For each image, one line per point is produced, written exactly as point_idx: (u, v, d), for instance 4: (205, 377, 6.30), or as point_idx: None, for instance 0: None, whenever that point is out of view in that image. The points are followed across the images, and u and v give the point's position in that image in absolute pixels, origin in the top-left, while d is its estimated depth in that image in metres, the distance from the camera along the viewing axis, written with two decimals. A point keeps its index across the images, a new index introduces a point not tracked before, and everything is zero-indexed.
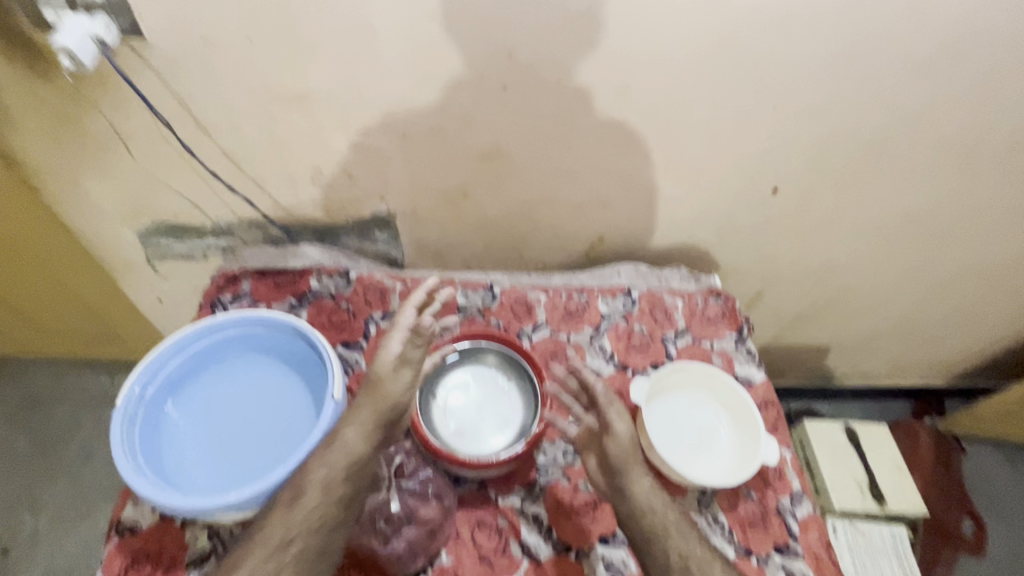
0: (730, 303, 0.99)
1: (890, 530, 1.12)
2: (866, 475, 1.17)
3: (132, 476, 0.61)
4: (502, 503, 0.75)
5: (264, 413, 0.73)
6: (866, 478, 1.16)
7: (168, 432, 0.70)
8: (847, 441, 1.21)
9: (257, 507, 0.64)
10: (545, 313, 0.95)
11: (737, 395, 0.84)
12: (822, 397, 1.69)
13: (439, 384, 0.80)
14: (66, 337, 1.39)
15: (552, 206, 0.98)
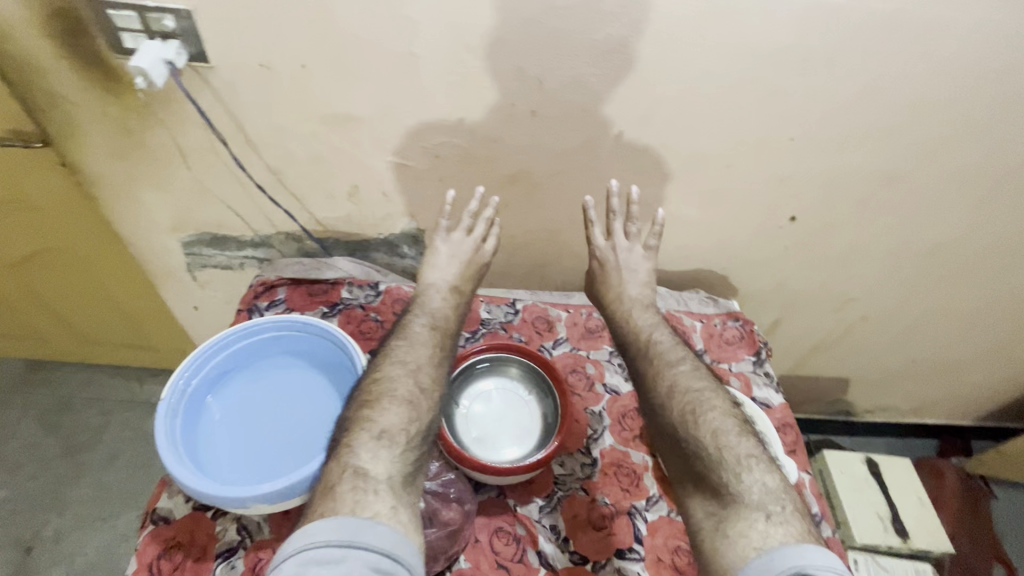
0: (747, 327, 1.01)
1: (914, 566, 1.09)
2: (888, 508, 1.14)
3: (174, 464, 0.64)
4: (521, 511, 0.76)
5: (296, 413, 0.76)
6: (888, 512, 1.14)
7: (206, 427, 0.74)
8: (868, 473, 1.19)
9: (289, 502, 0.66)
10: (566, 330, 0.98)
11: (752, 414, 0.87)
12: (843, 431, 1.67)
13: (462, 392, 0.83)
14: (102, 342, 1.45)
15: (575, 228, 1.02)
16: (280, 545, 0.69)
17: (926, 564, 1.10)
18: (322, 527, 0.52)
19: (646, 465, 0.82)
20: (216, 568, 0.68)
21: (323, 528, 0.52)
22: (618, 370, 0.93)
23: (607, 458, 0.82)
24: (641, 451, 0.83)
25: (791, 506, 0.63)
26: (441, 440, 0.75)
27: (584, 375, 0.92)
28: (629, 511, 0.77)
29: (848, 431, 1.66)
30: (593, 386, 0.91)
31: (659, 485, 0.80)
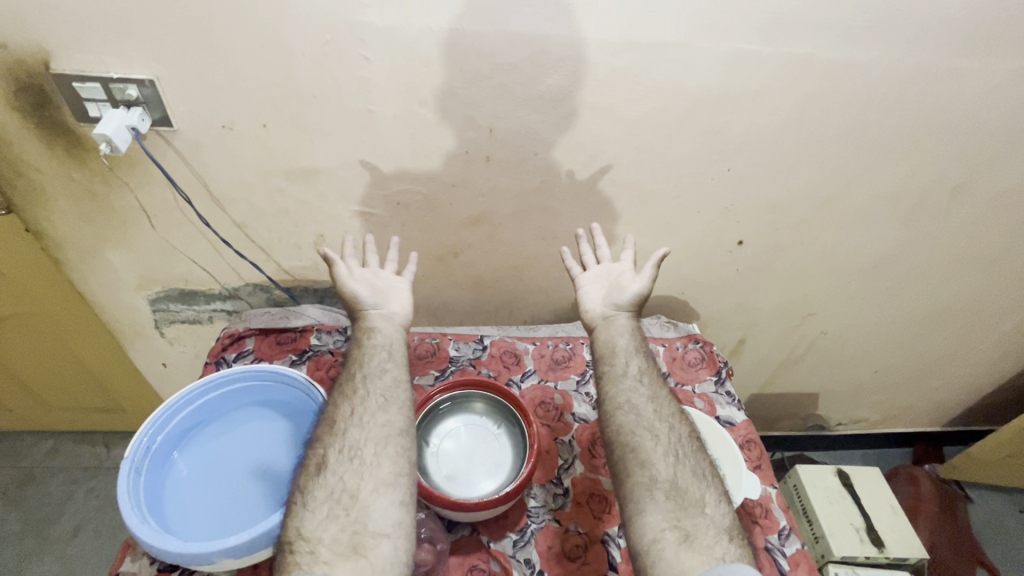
0: (708, 348, 1.05)
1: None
2: (863, 519, 1.16)
3: (137, 523, 0.64)
4: (494, 547, 0.76)
5: (263, 462, 0.76)
6: (864, 523, 1.16)
7: (171, 483, 0.73)
8: (841, 485, 1.22)
9: (256, 553, 0.65)
10: (533, 362, 1.00)
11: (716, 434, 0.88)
12: (819, 446, 1.70)
13: (432, 431, 0.84)
14: (68, 407, 1.41)
15: (537, 264, 1.06)
16: None
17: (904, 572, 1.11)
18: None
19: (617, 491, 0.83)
20: None
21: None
22: (585, 399, 0.95)
23: (578, 487, 0.83)
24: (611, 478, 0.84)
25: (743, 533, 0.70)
26: None
27: (552, 406, 0.94)
28: (602, 538, 0.78)
29: (824, 445, 1.70)
30: (562, 416, 0.92)
31: None
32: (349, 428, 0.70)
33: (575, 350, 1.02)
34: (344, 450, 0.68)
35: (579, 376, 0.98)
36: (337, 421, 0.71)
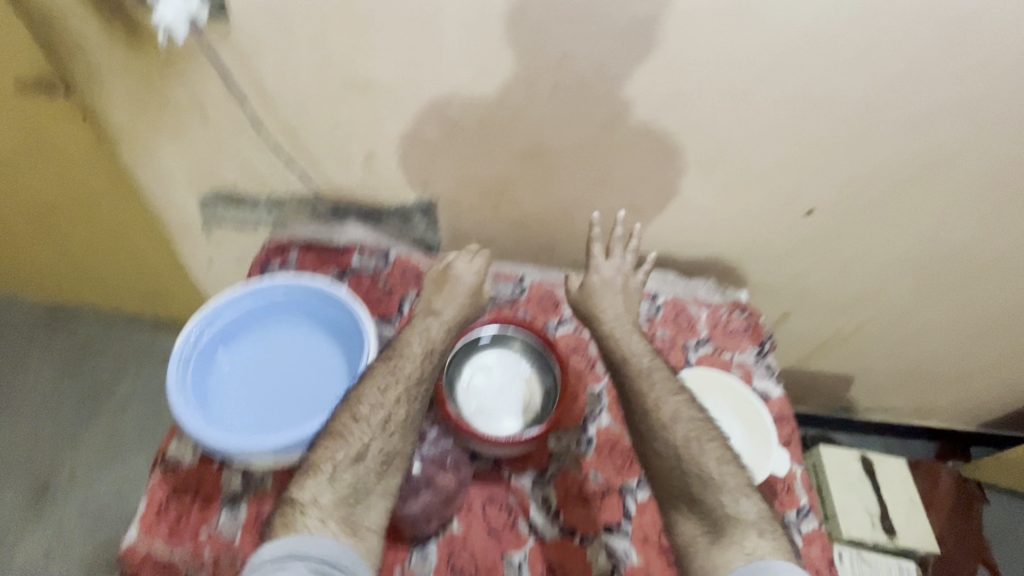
0: (753, 318, 1.00)
1: (900, 563, 1.11)
2: (878, 506, 1.16)
3: (184, 413, 0.67)
4: (514, 482, 0.78)
5: (302, 371, 0.78)
6: (878, 510, 1.15)
7: (216, 378, 0.76)
8: (863, 473, 1.19)
9: (292, 455, 0.68)
10: (571, 310, 0.98)
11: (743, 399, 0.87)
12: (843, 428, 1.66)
13: (463, 364, 0.85)
14: (120, 293, 1.48)
15: (587, 209, 1.01)
16: (281, 498, 0.71)
17: (911, 562, 1.11)
18: (331, 541, 0.59)
19: None
20: (220, 515, 0.70)
21: (331, 546, 0.59)
22: None
23: (601, 437, 0.83)
24: None
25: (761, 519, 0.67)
26: (441, 409, 0.77)
27: (585, 356, 0.92)
28: (620, 489, 0.79)
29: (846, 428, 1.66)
30: (594, 366, 0.91)
31: None
32: (396, 430, 0.68)
33: None
34: (384, 449, 0.67)
35: None
36: (385, 412, 0.68)
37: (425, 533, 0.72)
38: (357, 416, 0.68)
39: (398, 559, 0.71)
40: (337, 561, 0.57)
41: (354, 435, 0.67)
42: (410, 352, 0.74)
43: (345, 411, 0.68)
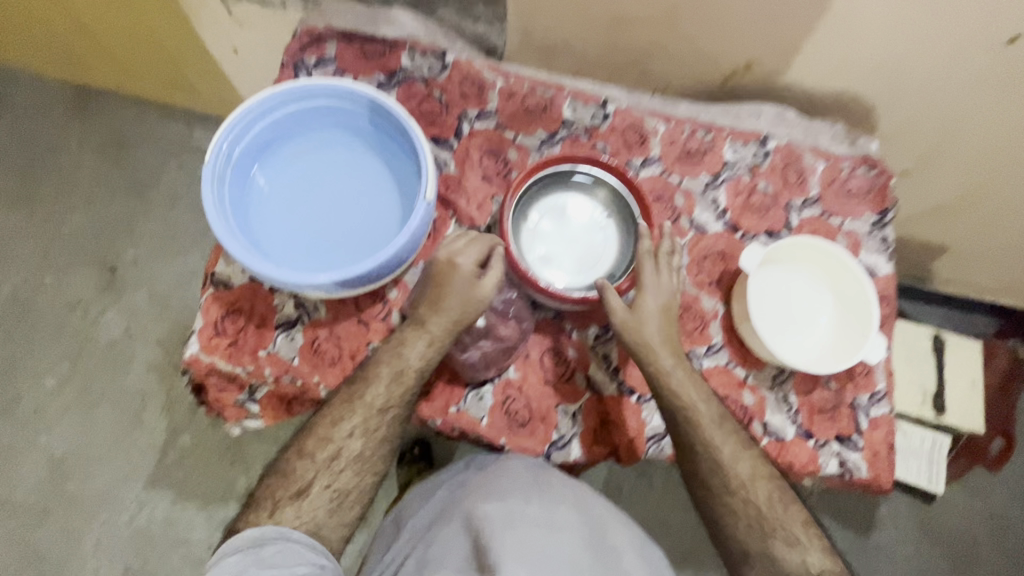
0: (881, 180, 0.82)
1: (934, 437, 1.12)
2: (935, 385, 1.11)
3: (227, 237, 0.60)
4: (576, 336, 0.74)
5: (348, 200, 0.69)
6: (934, 389, 1.11)
7: (255, 197, 0.68)
8: (930, 350, 1.13)
9: (345, 291, 0.63)
10: (660, 149, 0.82)
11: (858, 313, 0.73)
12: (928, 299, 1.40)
13: (531, 204, 0.73)
14: (143, 77, 1.32)
15: (700, 15, 0.73)
16: (337, 328, 0.70)
17: (947, 437, 1.11)
18: (257, 529, 0.58)
19: (716, 314, 0.76)
20: (277, 337, 0.69)
21: (257, 532, 0.59)
22: (710, 208, 0.81)
23: None
24: (714, 299, 0.77)
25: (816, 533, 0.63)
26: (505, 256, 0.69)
27: (669, 207, 0.81)
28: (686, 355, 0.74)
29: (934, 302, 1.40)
30: (677, 220, 0.80)
31: (723, 335, 0.76)
32: (346, 467, 0.62)
33: (715, 145, 0.82)
34: (331, 485, 0.62)
35: (710, 178, 0.82)
36: (336, 447, 0.62)
37: (481, 378, 0.70)
38: (304, 451, 0.63)
39: (452, 397, 0.70)
40: (267, 539, 0.58)
41: (299, 470, 0.62)
42: (383, 372, 0.63)
43: (293, 446, 0.64)
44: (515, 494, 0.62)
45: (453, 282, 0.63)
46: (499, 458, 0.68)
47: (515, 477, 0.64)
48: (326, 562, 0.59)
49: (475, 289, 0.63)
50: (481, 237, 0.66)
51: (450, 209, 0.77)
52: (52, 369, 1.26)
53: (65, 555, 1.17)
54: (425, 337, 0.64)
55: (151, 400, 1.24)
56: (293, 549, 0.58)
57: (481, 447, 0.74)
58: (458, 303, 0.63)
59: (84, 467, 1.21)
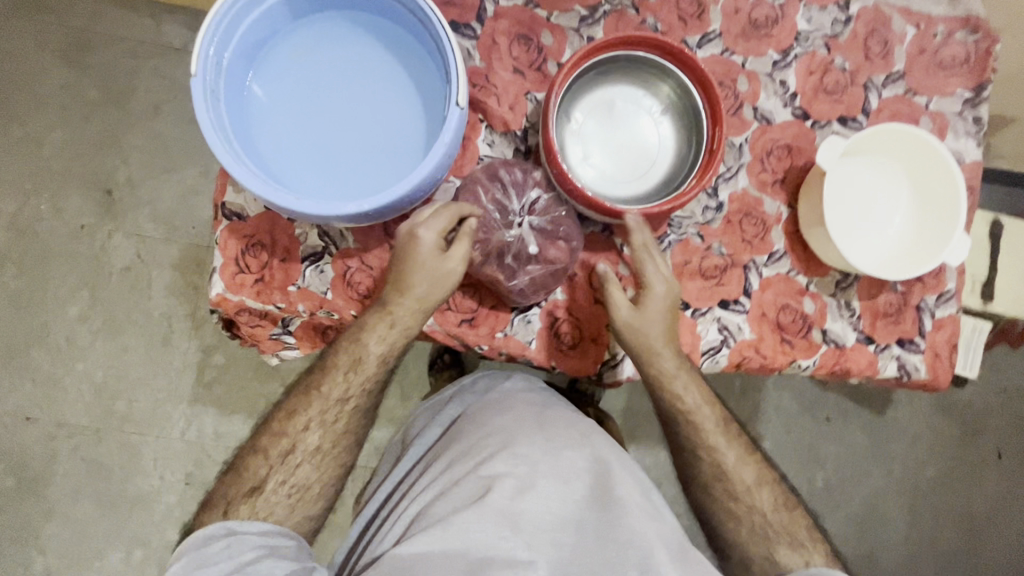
0: (983, 46, 0.71)
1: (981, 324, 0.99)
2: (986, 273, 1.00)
3: (234, 164, 0.52)
4: (626, 252, 0.68)
5: (363, 108, 0.60)
6: (983, 277, 1.00)
7: (256, 112, 0.59)
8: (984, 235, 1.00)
9: (375, 217, 0.56)
10: (720, 21, 0.69)
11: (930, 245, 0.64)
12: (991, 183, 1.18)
13: (575, 102, 0.64)
14: None
15: None
16: (368, 257, 0.65)
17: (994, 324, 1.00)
18: (206, 530, 0.58)
19: (779, 218, 0.69)
20: (305, 270, 0.64)
21: (205, 533, 0.58)
22: (778, 92, 0.70)
23: (735, 205, 0.69)
24: (777, 201, 0.69)
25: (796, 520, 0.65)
26: (553, 167, 0.60)
27: (732, 93, 0.69)
28: (745, 265, 0.69)
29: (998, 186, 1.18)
30: (739, 110, 0.69)
31: (786, 241, 0.69)
32: (303, 460, 0.64)
33: (787, 13, 0.70)
34: (287, 480, 0.63)
35: (779, 56, 0.70)
36: (291, 443, 0.63)
37: (527, 304, 0.66)
38: (260, 448, 0.64)
39: (497, 323, 0.67)
40: (215, 537, 0.58)
41: (254, 467, 0.63)
42: (341, 362, 0.63)
43: (249, 445, 0.65)
44: (522, 434, 0.62)
45: (416, 257, 0.59)
46: (500, 385, 0.73)
47: (520, 417, 0.66)
48: (282, 543, 0.60)
49: (443, 261, 0.59)
50: (447, 203, 0.60)
51: (479, 112, 0.66)
52: (71, 297, 1.21)
53: (128, 467, 1.18)
54: (388, 320, 0.61)
55: (178, 323, 1.21)
56: (245, 539, 0.58)
57: (489, 369, 0.79)
58: (427, 282, 0.59)
59: (127, 388, 1.19)
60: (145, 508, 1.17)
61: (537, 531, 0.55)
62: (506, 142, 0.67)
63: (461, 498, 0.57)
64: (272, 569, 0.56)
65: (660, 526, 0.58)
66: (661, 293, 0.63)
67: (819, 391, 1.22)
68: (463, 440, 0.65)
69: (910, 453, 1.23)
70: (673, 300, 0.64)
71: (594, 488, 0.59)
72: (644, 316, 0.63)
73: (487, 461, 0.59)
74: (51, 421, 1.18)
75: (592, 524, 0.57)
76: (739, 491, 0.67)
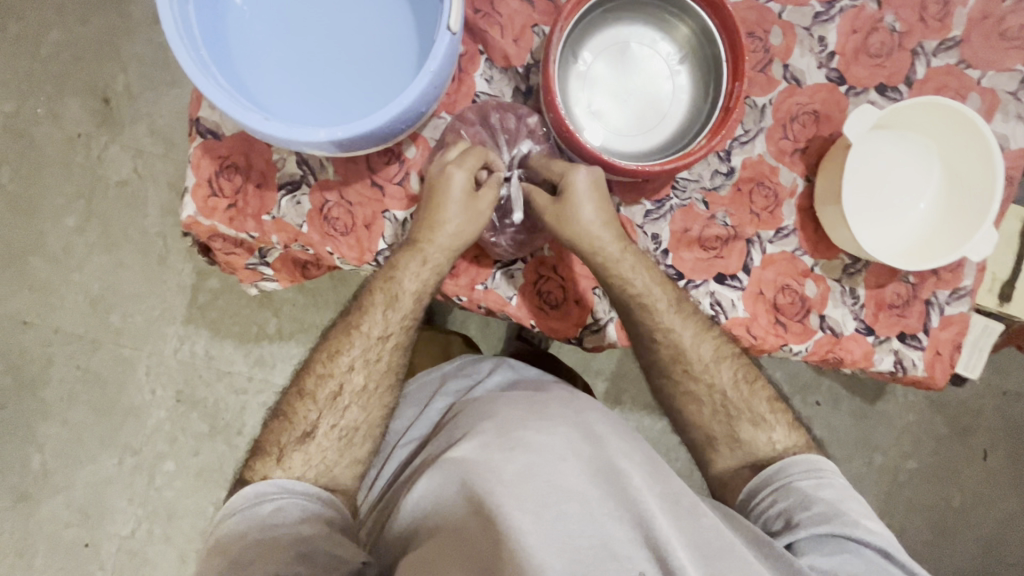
0: None
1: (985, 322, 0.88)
2: (1010, 271, 0.87)
3: (199, 75, 0.47)
4: (623, 213, 0.64)
5: (348, 25, 0.54)
6: (1006, 276, 0.87)
7: (230, 20, 0.54)
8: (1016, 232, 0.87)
9: (352, 149, 0.51)
10: None
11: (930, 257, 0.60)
12: None
13: (585, 41, 0.59)
14: None
15: None
16: (348, 192, 0.61)
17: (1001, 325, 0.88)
18: (256, 486, 0.55)
19: (794, 191, 0.64)
20: (280, 200, 0.61)
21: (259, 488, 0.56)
22: (814, 50, 0.63)
23: (747, 172, 0.64)
24: (794, 172, 0.64)
25: (811, 460, 0.59)
26: (550, 110, 0.55)
27: (762, 46, 0.62)
28: (749, 238, 0.64)
29: None
30: (768, 66, 0.63)
31: (796, 218, 0.64)
32: (351, 402, 0.61)
33: None
34: (338, 424, 0.60)
35: (822, 7, 0.62)
36: (337, 382, 0.61)
37: (509, 259, 0.63)
38: (305, 391, 0.62)
39: (478, 275, 0.64)
40: (266, 496, 0.55)
41: (302, 412, 0.61)
42: (377, 298, 0.61)
43: (292, 387, 0.62)
44: (515, 418, 0.58)
45: (443, 189, 0.57)
46: (482, 382, 0.70)
47: (512, 403, 0.61)
48: (331, 512, 0.57)
49: (475, 203, 0.58)
50: (477, 144, 0.59)
51: (479, 43, 0.61)
52: (67, 206, 1.19)
53: (122, 379, 1.19)
54: (420, 257, 0.59)
55: (173, 242, 1.20)
56: (296, 503, 0.55)
57: (472, 356, 0.78)
58: (460, 214, 0.58)
59: (122, 302, 1.19)
60: (136, 420, 1.19)
61: (540, 517, 0.50)
62: (506, 80, 0.61)
63: (460, 495, 0.53)
64: (325, 542, 0.52)
65: (663, 493, 0.54)
66: (583, 179, 0.56)
67: (813, 374, 1.19)
68: (452, 430, 0.62)
69: (897, 445, 1.21)
70: (598, 185, 0.57)
71: (593, 459, 0.55)
72: (569, 206, 0.57)
73: (481, 450, 0.55)
74: (48, 327, 1.19)
75: (597, 500, 0.51)
76: (699, 370, 0.63)
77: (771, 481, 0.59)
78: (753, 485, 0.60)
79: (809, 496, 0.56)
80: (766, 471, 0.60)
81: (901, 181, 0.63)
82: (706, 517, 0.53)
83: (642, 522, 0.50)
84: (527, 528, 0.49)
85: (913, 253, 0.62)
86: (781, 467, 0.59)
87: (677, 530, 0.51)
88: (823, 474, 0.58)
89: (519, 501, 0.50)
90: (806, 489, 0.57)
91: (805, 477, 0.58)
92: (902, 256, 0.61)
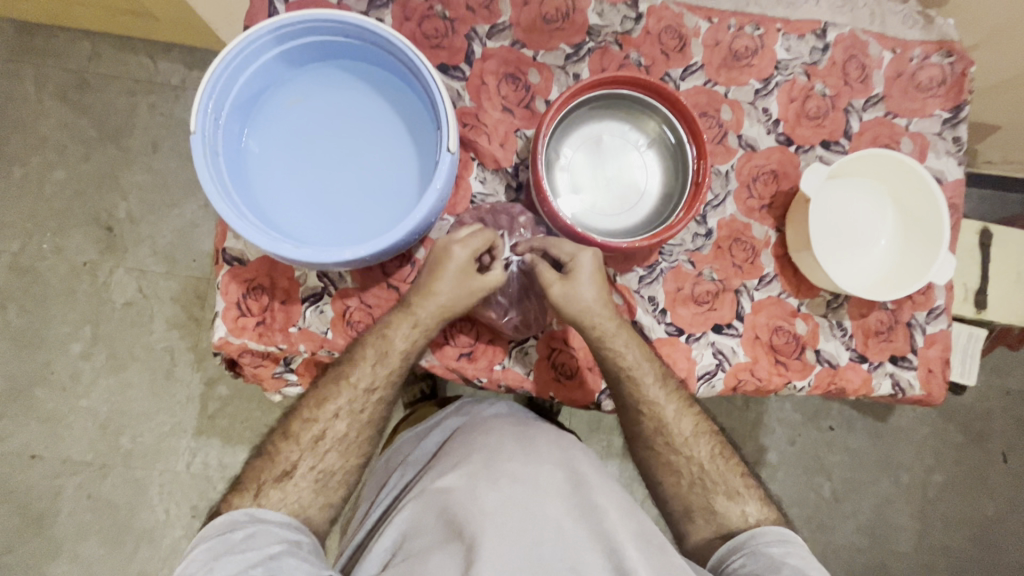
0: (959, 68, 0.73)
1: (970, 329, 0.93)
2: (979, 280, 0.93)
3: (233, 218, 0.53)
4: (619, 281, 0.69)
5: (356, 153, 0.61)
6: (977, 284, 0.93)
7: (252, 161, 0.61)
8: (976, 244, 0.93)
9: (373, 261, 0.57)
10: (702, 53, 0.71)
11: (903, 287, 0.66)
12: (991, 189, 1.17)
13: (564, 139, 0.67)
14: (86, 7, 1.11)
15: None
16: (367, 296, 0.67)
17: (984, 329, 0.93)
18: (229, 514, 0.56)
19: (768, 242, 0.71)
20: (305, 311, 0.66)
21: (231, 517, 0.56)
22: (761, 119, 0.72)
23: (724, 231, 0.71)
24: (765, 225, 0.71)
25: (778, 531, 0.59)
26: (542, 204, 0.62)
27: (715, 123, 0.71)
28: (736, 289, 0.70)
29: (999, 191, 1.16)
30: (724, 138, 0.71)
31: (775, 264, 0.71)
32: (332, 446, 0.61)
33: (766, 42, 0.72)
34: (316, 466, 0.60)
35: (760, 84, 0.72)
36: (319, 428, 0.61)
37: (521, 338, 0.68)
38: (289, 433, 0.61)
39: (495, 355, 0.68)
40: (238, 524, 0.55)
41: (284, 452, 0.61)
42: (368, 354, 0.62)
43: (279, 428, 0.62)
44: (502, 450, 0.59)
45: (445, 264, 0.60)
46: (482, 412, 0.69)
47: (502, 434, 0.62)
48: (302, 538, 0.57)
49: (472, 278, 0.61)
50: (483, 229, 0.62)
51: (470, 151, 0.68)
52: (74, 334, 1.19)
53: (133, 502, 1.16)
54: (411, 320, 0.61)
55: (180, 356, 1.19)
56: (268, 529, 0.55)
57: (469, 398, 0.75)
58: (452, 290, 0.60)
59: (131, 423, 1.17)
60: (150, 544, 1.15)
61: (517, 543, 0.51)
62: (498, 179, 0.69)
63: (443, 524, 0.54)
64: (294, 568, 0.52)
65: (633, 523, 0.55)
66: (586, 261, 0.61)
67: (821, 402, 1.21)
68: (445, 459, 0.61)
69: (919, 461, 1.22)
70: (599, 266, 0.61)
71: (573, 495, 0.56)
72: (572, 286, 0.61)
73: (467, 480, 0.56)
74: (56, 458, 1.17)
75: (572, 529, 0.53)
76: (674, 449, 0.64)
77: (741, 546, 0.59)
78: (725, 549, 0.60)
79: (777, 560, 0.56)
80: (738, 535, 0.60)
81: (861, 221, 0.70)
82: (675, 557, 0.54)
83: (612, 552, 0.52)
84: (502, 552, 0.50)
85: (887, 284, 0.69)
86: (750, 533, 0.60)
87: (646, 560, 0.52)
88: (791, 544, 0.58)
89: (499, 529, 0.52)
90: (775, 554, 0.57)
91: (775, 544, 0.58)
92: (878, 288, 0.68)
